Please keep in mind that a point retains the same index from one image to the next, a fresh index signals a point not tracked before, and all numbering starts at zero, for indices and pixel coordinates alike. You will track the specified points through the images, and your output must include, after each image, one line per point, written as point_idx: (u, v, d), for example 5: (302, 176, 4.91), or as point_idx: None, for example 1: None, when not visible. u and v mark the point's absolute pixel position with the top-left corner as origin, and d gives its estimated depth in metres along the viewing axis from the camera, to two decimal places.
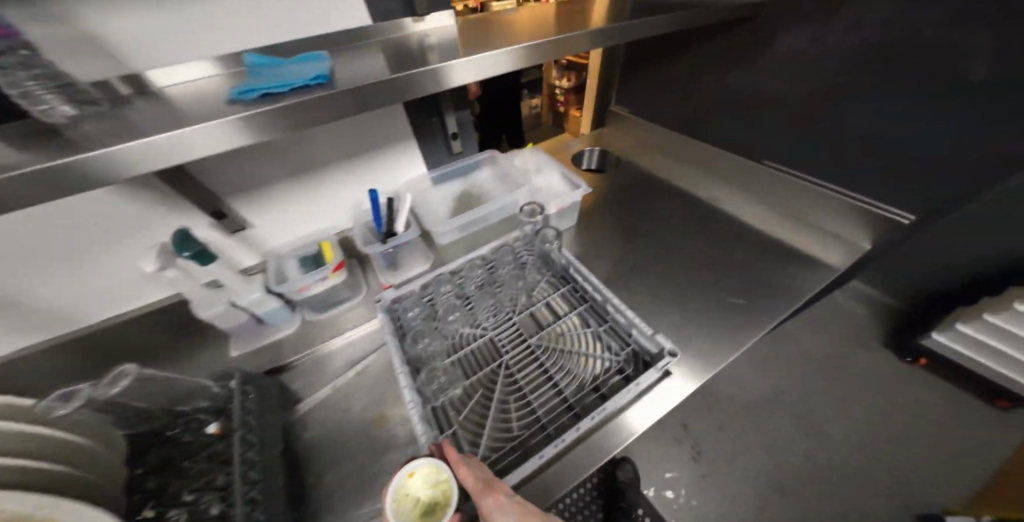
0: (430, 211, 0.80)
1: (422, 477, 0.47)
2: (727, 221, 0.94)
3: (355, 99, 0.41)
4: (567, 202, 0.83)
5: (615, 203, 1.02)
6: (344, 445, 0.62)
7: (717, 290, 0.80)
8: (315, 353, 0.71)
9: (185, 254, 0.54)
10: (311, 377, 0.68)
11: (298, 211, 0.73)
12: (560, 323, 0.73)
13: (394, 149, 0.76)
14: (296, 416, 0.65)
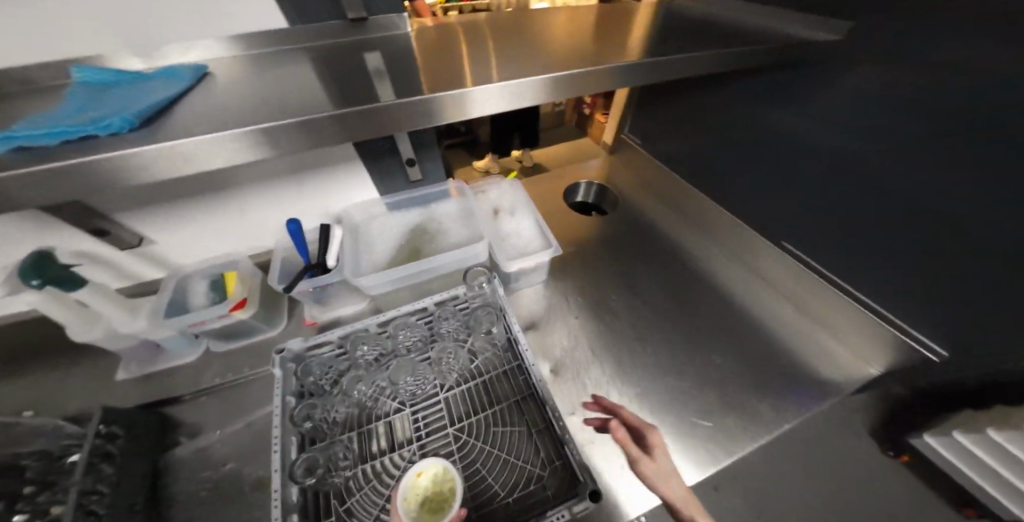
0: (367, 247, 0.70)
1: (428, 475, 0.52)
2: (724, 306, 0.78)
3: (163, 155, 0.30)
4: (530, 263, 0.69)
5: (595, 252, 0.88)
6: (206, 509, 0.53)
7: (683, 400, 0.65)
8: (213, 388, 0.63)
9: (34, 282, 0.47)
10: (199, 416, 0.61)
11: (219, 232, 0.67)
12: (489, 410, 0.62)
13: (330, 174, 0.69)
14: (171, 460, 0.57)
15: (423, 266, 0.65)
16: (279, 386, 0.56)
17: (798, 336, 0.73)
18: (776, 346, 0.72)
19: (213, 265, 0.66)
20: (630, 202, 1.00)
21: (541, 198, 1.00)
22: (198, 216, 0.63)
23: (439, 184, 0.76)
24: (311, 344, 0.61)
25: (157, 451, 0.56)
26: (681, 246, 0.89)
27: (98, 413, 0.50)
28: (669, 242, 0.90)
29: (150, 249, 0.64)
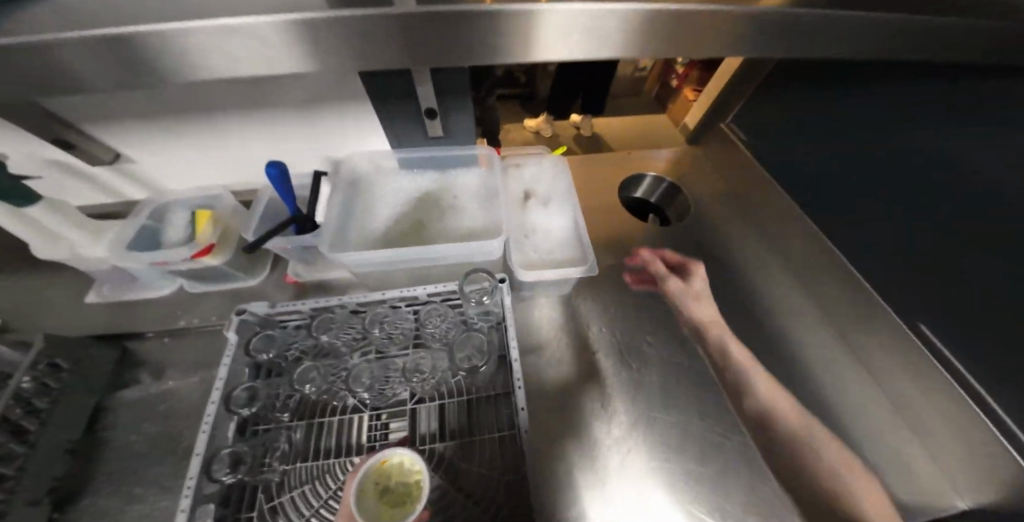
0: (364, 209, 0.57)
1: (393, 467, 0.42)
2: (795, 381, 0.59)
3: None
4: (554, 276, 0.53)
5: (641, 268, 0.70)
6: (138, 463, 0.49)
7: (712, 494, 0.49)
8: (176, 331, 0.58)
9: None
10: (155, 359, 0.56)
11: (203, 157, 0.58)
12: (462, 437, 0.51)
13: (333, 110, 0.55)
14: (119, 400, 0.53)
15: (421, 255, 0.52)
16: (230, 355, 0.49)
17: (893, 447, 0.54)
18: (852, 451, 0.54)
19: (192, 195, 0.57)
20: (704, 212, 0.79)
21: (592, 185, 0.81)
22: (180, 140, 0.54)
23: (466, 148, 0.60)
24: (276, 311, 0.53)
25: (104, 388, 0.52)
26: (755, 285, 0.69)
27: (38, 341, 0.44)
28: (741, 276, 0.70)
29: (130, 167, 0.57)
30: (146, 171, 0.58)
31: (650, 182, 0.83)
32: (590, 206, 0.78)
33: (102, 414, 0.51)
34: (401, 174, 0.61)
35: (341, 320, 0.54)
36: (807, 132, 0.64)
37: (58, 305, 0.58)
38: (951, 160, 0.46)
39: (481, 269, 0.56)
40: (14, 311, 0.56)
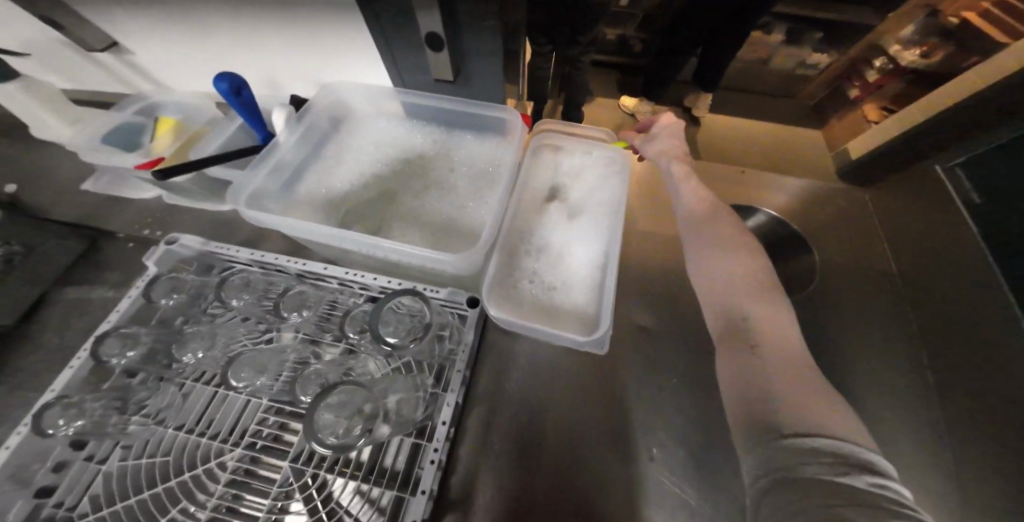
0: (334, 163, 0.45)
1: None
2: None
3: None
4: (547, 334, 0.34)
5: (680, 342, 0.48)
6: (46, 365, 0.47)
7: None
8: (144, 239, 0.55)
9: None
10: (113, 264, 0.54)
11: (199, 58, 0.51)
12: (358, 477, 0.38)
13: (323, 25, 0.43)
14: (63, 294, 0.51)
15: (364, 244, 0.36)
16: (142, 284, 0.43)
17: None
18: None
19: (182, 104, 0.52)
20: (816, 292, 0.52)
21: (660, 209, 0.61)
22: (170, 38, 0.48)
23: (479, 108, 0.43)
24: (207, 250, 0.46)
25: (56, 281, 0.51)
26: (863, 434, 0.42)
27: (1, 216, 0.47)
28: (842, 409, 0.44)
29: (135, 61, 0.53)
30: (148, 65, 0.54)
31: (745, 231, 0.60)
32: (647, 235, 0.58)
33: (46, 306, 0.50)
34: (395, 128, 0.47)
35: (273, 282, 0.44)
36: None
37: (66, 189, 0.60)
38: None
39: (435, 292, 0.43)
40: (36, 186, 0.60)
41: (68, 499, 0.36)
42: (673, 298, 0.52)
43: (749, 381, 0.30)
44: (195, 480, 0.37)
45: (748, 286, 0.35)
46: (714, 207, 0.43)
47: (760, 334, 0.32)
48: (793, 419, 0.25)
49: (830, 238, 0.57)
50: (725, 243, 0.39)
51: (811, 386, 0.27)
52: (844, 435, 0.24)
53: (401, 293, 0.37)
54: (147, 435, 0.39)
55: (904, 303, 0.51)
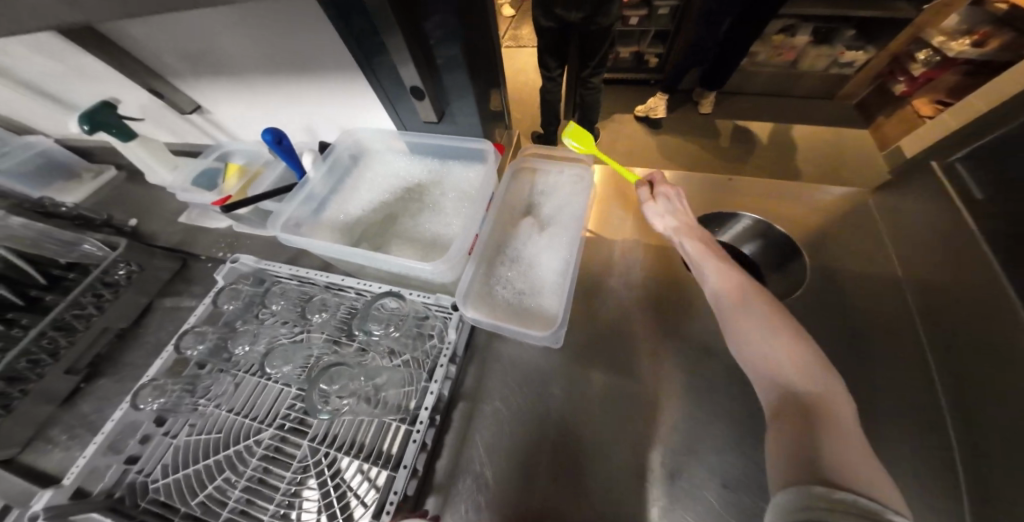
0: (350, 192, 0.55)
1: None
2: None
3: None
4: (518, 331, 0.40)
5: (651, 355, 0.51)
6: (152, 353, 0.63)
7: None
8: (216, 259, 0.71)
9: (88, 129, 0.52)
10: (196, 277, 0.70)
11: (257, 113, 0.65)
12: (361, 457, 0.47)
13: (340, 80, 0.54)
14: (163, 302, 0.68)
15: (361, 256, 0.44)
16: (211, 293, 0.55)
17: None
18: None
19: (241, 148, 0.66)
20: (806, 306, 0.51)
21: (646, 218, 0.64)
22: (238, 99, 0.63)
23: (462, 138, 0.51)
24: (260, 266, 0.58)
25: (158, 292, 0.68)
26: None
27: (123, 246, 0.63)
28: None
29: (213, 118, 0.69)
30: (220, 120, 0.69)
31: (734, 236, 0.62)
32: (634, 245, 0.61)
33: (152, 312, 0.68)
34: (399, 160, 0.56)
35: (301, 290, 0.54)
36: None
37: (166, 220, 0.78)
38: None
39: (429, 303, 0.51)
40: (149, 218, 0.80)
41: (146, 467, 0.51)
42: (648, 303, 0.56)
43: (791, 440, 0.30)
44: (241, 454, 0.50)
45: (797, 373, 0.34)
46: (751, 289, 0.42)
47: (812, 404, 0.32)
48: (831, 469, 0.27)
49: (830, 246, 0.56)
50: (772, 325, 0.38)
51: (852, 445, 0.29)
52: (871, 495, 0.25)
53: (385, 297, 0.47)
54: (211, 415, 0.52)
55: (891, 317, 0.49)
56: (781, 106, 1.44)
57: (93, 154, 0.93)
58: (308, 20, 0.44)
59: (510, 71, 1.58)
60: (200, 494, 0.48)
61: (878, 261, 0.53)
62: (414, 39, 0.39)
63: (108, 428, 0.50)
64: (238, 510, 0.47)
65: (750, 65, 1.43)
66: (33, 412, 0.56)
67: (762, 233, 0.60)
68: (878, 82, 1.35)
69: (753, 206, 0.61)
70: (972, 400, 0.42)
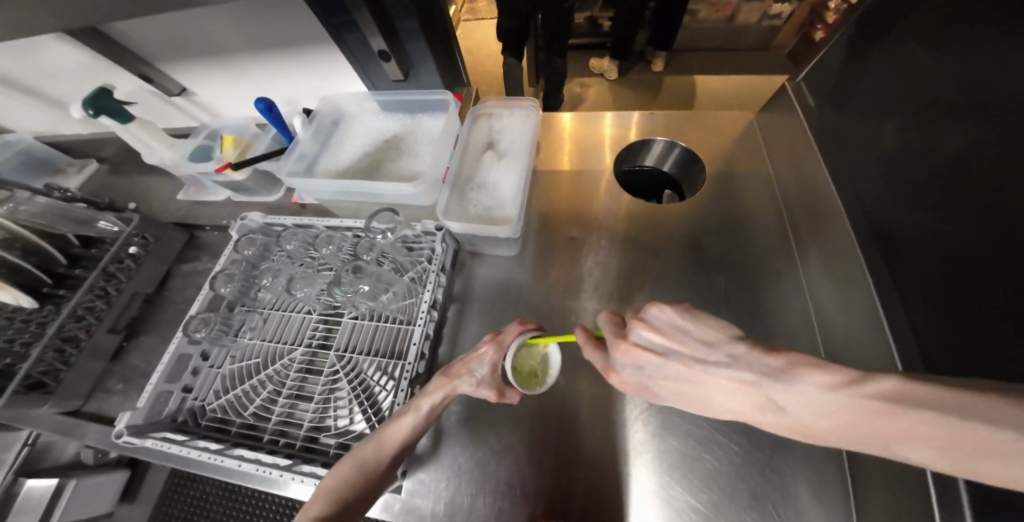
0: (337, 145, 0.64)
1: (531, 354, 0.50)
2: None
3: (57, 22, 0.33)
4: (486, 230, 0.53)
5: (592, 258, 0.68)
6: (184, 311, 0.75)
7: (554, 451, 0.55)
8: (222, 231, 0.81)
9: (91, 113, 0.59)
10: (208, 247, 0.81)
11: (239, 91, 0.73)
12: (378, 357, 0.59)
13: (317, 53, 0.62)
14: (182, 271, 0.79)
15: (359, 190, 0.55)
16: (229, 245, 0.66)
17: (776, 460, 0.51)
18: (732, 511, 0.49)
19: (228, 123, 0.73)
20: (701, 207, 0.69)
21: (587, 152, 0.77)
22: (222, 81, 0.70)
23: (429, 93, 0.62)
24: (267, 221, 0.68)
25: (174, 260, 0.80)
26: (711, 309, 0.61)
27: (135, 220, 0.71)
28: (700, 292, 0.63)
29: (196, 100, 0.76)
30: (203, 101, 0.76)
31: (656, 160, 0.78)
32: (578, 175, 0.76)
33: (172, 277, 0.79)
34: (376, 115, 0.66)
35: (306, 235, 0.65)
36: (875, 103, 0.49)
37: (166, 203, 0.87)
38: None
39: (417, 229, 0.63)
40: (147, 202, 0.87)
41: (199, 395, 0.62)
42: (591, 219, 0.71)
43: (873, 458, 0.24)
44: (278, 372, 0.62)
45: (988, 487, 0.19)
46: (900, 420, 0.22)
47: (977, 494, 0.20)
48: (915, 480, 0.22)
49: (725, 161, 0.72)
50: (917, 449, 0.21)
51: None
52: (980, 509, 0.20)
53: (377, 217, 0.59)
54: (247, 347, 0.64)
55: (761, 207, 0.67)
56: (723, 59, 1.59)
57: (70, 149, 0.96)
58: (285, 2, 0.53)
59: (469, 42, 1.65)
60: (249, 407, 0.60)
61: (755, 168, 0.70)
62: (378, 14, 0.49)
63: (160, 366, 0.60)
64: (286, 411, 0.59)
65: (693, 23, 1.54)
66: (90, 367, 0.67)
67: (675, 155, 0.77)
68: (806, 25, 1.48)
69: (671, 133, 0.75)
70: (811, 250, 0.59)
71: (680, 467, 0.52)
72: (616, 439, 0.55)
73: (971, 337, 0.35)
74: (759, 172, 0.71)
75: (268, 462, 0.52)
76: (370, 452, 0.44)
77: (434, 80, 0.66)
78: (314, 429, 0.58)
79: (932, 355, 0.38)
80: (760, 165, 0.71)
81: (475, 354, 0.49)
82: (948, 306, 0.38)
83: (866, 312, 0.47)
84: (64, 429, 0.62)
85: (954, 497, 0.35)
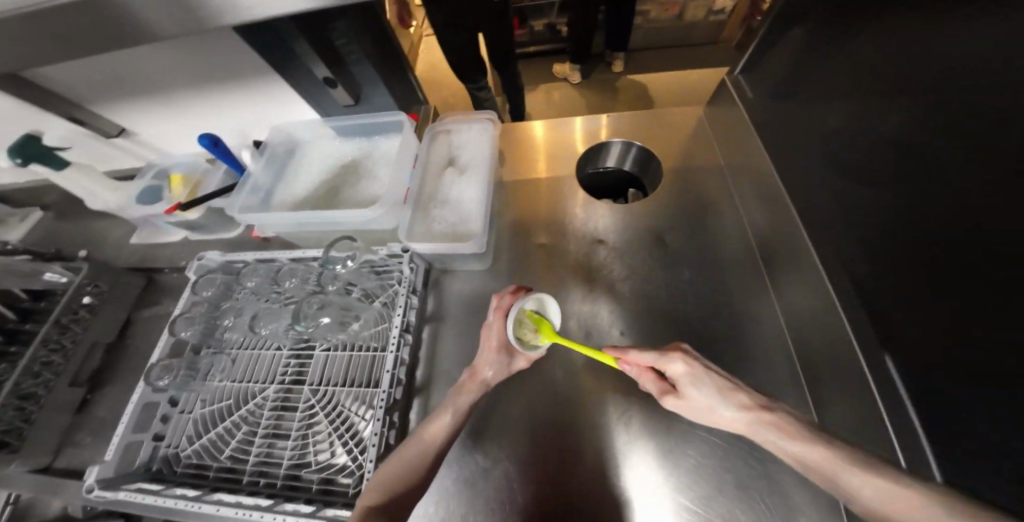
0: (292, 174, 0.63)
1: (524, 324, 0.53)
2: None
3: None
4: (451, 249, 0.53)
5: (562, 263, 0.69)
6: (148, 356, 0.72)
7: (541, 460, 0.55)
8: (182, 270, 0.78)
9: (20, 162, 0.55)
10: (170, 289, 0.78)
11: (184, 127, 0.70)
12: (354, 386, 0.58)
13: (260, 83, 0.61)
14: (144, 316, 0.76)
15: (318, 219, 0.54)
16: (188, 286, 0.64)
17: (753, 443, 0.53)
18: (721, 498, 0.50)
19: (175, 160, 0.71)
20: (662, 204, 0.71)
21: (549, 160, 0.78)
22: (164, 119, 0.68)
23: (382, 115, 0.61)
24: (226, 259, 0.67)
25: (133, 305, 0.76)
26: (680, 303, 0.63)
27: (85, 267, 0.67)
28: (667, 286, 0.64)
29: (138, 139, 0.72)
30: (147, 140, 0.73)
31: (615, 160, 0.80)
32: (541, 182, 0.77)
33: (133, 324, 0.76)
34: (329, 141, 0.65)
35: (268, 269, 0.64)
36: (808, 93, 0.52)
37: (120, 247, 0.83)
38: (953, 145, 0.32)
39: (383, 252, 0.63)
40: (99, 248, 0.83)
41: (171, 442, 0.58)
42: (558, 224, 0.73)
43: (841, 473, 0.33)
44: (253, 411, 0.59)
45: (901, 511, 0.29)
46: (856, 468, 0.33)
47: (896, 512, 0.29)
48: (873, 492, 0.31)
49: (679, 157, 0.75)
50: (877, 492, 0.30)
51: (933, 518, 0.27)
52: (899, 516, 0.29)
53: (336, 243, 0.59)
54: (217, 390, 0.61)
55: (718, 199, 0.70)
56: (676, 56, 1.64)
57: (6, 200, 0.90)
58: (221, 37, 0.52)
59: (428, 56, 1.65)
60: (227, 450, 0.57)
61: (707, 162, 0.74)
62: (319, 42, 0.48)
63: (125, 419, 0.57)
64: (264, 452, 0.57)
65: (645, 23, 1.59)
66: (55, 422, 0.63)
67: (632, 155, 0.79)
68: (749, 17, 1.54)
69: (626, 134, 0.77)
70: (765, 236, 0.62)
71: (666, 460, 0.53)
72: (600, 439, 0.55)
73: (909, 307, 0.38)
74: (712, 165, 0.73)
75: (249, 505, 0.50)
76: (417, 448, 0.45)
77: (386, 101, 0.65)
78: (296, 466, 0.56)
79: (881, 326, 0.40)
80: (712, 157, 0.74)
81: (485, 356, 0.52)
82: (891, 279, 0.40)
83: (820, 290, 0.49)
84: (33, 489, 0.59)
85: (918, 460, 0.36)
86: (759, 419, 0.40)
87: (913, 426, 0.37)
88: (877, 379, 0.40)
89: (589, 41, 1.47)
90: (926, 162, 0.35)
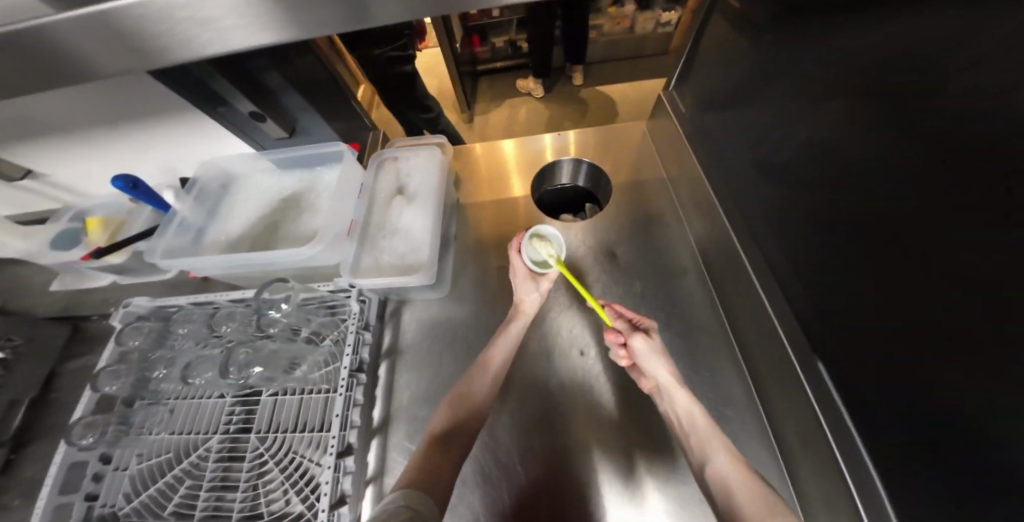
0: (225, 212, 0.59)
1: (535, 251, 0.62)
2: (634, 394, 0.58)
3: None
4: (397, 282, 0.52)
5: None
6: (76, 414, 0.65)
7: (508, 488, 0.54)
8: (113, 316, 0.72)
9: None
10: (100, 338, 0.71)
11: (106, 167, 0.65)
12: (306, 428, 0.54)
13: (188, 118, 0.58)
14: (70, 369, 0.69)
15: (253, 260, 0.51)
16: (114, 338, 0.60)
17: None
18: (687, 516, 0.50)
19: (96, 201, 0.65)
20: (615, 219, 0.73)
21: (501, 181, 0.78)
22: (81, 159, 0.63)
23: (320, 145, 0.59)
24: (158, 305, 0.63)
25: (57, 359, 0.69)
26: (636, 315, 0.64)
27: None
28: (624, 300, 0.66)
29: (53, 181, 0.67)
30: (63, 181, 0.67)
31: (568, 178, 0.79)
32: (496, 203, 0.77)
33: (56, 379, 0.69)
34: (265, 174, 0.62)
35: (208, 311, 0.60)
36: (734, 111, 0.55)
37: (40, 297, 0.75)
38: (860, 159, 0.35)
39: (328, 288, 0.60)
40: (14, 299, 0.75)
41: (109, 500, 0.52)
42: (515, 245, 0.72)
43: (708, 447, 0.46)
44: (195, 464, 0.54)
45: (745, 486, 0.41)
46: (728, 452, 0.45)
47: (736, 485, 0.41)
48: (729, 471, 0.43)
49: (628, 173, 0.77)
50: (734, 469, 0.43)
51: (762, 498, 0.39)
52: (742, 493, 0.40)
53: (266, 287, 0.57)
54: (156, 443, 0.55)
55: (668, 210, 0.72)
56: (631, 67, 1.70)
57: None
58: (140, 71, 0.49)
59: None
60: (172, 503, 0.51)
61: (655, 176, 0.76)
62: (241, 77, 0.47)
63: (49, 482, 0.50)
64: (211, 506, 0.52)
65: (599, 36, 1.64)
66: None
67: (584, 171, 0.79)
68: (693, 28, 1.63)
69: (576, 152, 0.79)
70: (709, 248, 0.64)
71: (632, 480, 0.53)
72: (565, 460, 0.55)
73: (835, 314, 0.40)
74: (658, 178, 0.76)
75: None
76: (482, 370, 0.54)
77: (327, 131, 0.63)
78: (247, 518, 0.51)
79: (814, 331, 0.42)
80: (658, 171, 0.76)
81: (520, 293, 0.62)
82: (820, 287, 0.41)
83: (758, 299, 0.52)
84: None
85: (860, 462, 0.37)
86: (679, 387, 0.51)
87: (851, 425, 0.38)
88: (817, 384, 0.42)
89: (546, 55, 1.50)
90: (839, 176, 0.38)
